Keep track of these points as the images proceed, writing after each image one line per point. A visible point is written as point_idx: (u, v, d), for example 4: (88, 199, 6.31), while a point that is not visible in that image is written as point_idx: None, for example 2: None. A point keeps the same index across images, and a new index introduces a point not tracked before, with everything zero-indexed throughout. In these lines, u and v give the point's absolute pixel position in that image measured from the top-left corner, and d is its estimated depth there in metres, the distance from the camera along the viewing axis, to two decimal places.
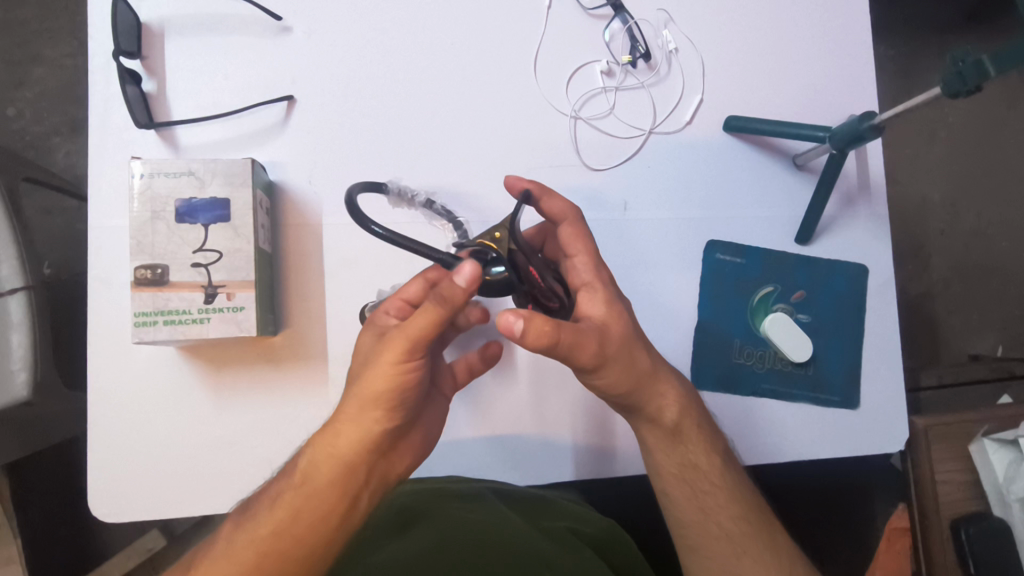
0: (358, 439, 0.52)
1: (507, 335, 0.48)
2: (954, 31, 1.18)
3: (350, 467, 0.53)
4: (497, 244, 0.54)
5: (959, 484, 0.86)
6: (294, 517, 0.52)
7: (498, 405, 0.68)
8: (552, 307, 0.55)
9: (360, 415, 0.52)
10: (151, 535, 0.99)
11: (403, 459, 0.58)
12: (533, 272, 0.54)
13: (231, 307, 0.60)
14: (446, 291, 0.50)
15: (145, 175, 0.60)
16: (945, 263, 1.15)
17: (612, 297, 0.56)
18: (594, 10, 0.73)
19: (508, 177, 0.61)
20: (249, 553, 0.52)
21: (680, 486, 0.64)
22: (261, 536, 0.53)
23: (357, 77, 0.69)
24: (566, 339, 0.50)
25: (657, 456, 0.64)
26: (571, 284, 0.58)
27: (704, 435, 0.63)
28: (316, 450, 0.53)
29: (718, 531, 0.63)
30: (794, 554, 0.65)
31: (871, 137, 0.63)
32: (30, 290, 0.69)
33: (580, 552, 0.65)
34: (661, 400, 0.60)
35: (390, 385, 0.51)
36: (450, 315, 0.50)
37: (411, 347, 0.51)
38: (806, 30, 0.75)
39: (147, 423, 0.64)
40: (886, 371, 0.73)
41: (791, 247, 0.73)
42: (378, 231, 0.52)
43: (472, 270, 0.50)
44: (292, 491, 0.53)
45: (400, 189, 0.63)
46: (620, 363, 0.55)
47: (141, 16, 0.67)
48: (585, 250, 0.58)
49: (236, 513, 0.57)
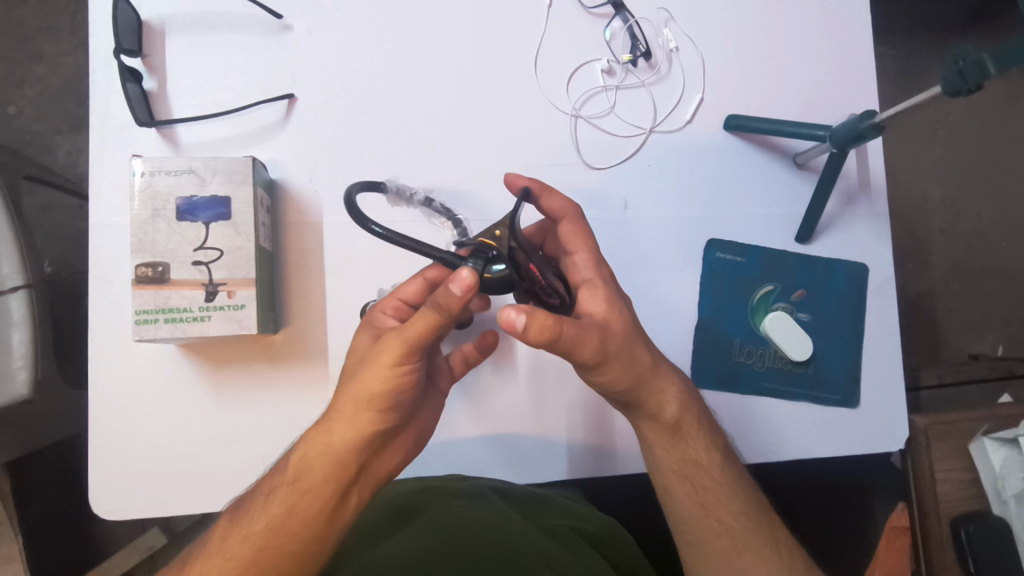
0: (353, 437, 0.52)
1: (509, 331, 0.48)
2: (954, 30, 1.18)
3: (343, 466, 0.53)
4: (496, 242, 0.54)
5: (959, 483, 0.86)
6: (288, 515, 0.53)
7: (497, 402, 0.68)
8: (553, 303, 0.56)
9: (354, 415, 0.52)
10: (151, 532, 1.00)
11: (395, 458, 0.59)
12: (533, 270, 0.54)
13: (232, 305, 0.60)
14: (441, 298, 0.49)
15: (145, 173, 0.60)
16: (944, 262, 1.15)
17: (613, 294, 0.57)
18: (594, 8, 0.73)
19: (507, 175, 0.61)
20: (244, 547, 0.53)
21: (680, 482, 0.64)
22: (255, 531, 0.53)
23: (357, 76, 0.69)
24: (568, 333, 0.50)
25: (657, 453, 0.63)
26: (572, 281, 0.58)
27: (703, 431, 0.64)
28: (310, 449, 0.53)
29: (718, 527, 0.63)
30: (794, 551, 0.65)
31: (872, 135, 0.63)
32: (31, 288, 0.69)
33: (578, 549, 0.65)
34: (661, 396, 0.60)
35: (386, 386, 0.52)
36: (446, 322, 0.51)
37: (406, 350, 0.51)
38: (806, 29, 0.75)
39: (148, 422, 0.65)
40: (887, 370, 0.73)
41: (791, 245, 0.73)
42: (378, 230, 0.54)
43: (470, 278, 0.49)
44: (286, 487, 0.54)
45: (398, 188, 0.63)
46: (622, 359, 0.55)
47: (142, 14, 0.67)
48: (586, 248, 0.59)
49: (232, 510, 0.57)
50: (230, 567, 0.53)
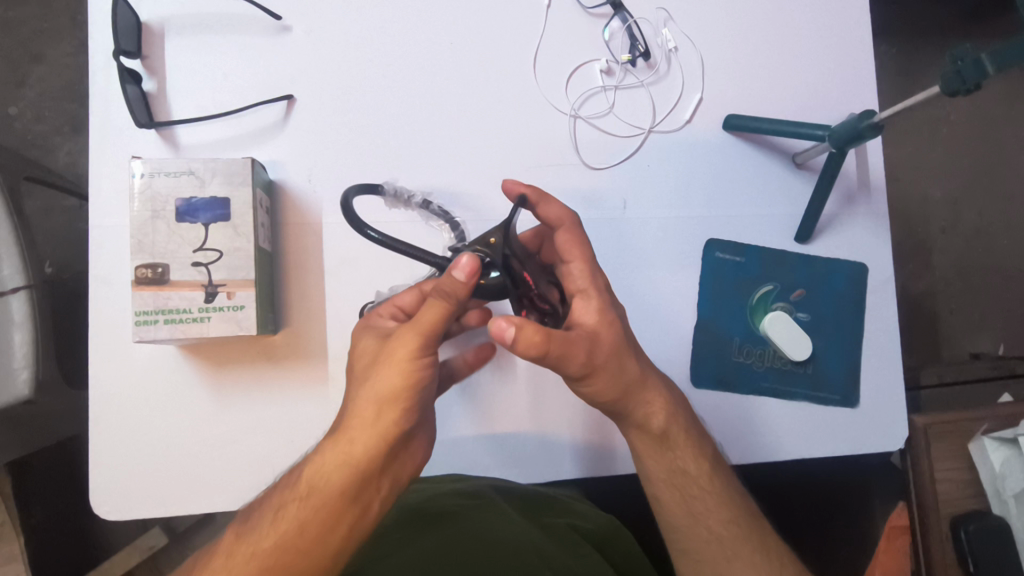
0: (372, 446, 0.52)
1: (499, 341, 0.49)
2: (954, 29, 1.18)
3: (361, 475, 0.53)
4: (490, 249, 0.54)
5: (959, 482, 0.86)
6: (304, 527, 0.52)
7: (496, 406, 0.68)
8: (546, 311, 0.57)
9: (375, 420, 0.53)
10: (153, 532, 1.00)
11: (413, 463, 0.58)
12: (527, 277, 0.56)
13: (232, 306, 0.61)
14: (446, 284, 0.51)
15: (145, 175, 0.60)
16: (945, 261, 1.15)
17: (606, 306, 0.56)
18: (594, 8, 0.73)
19: (503, 180, 0.60)
20: (252, 565, 0.52)
21: (670, 491, 0.64)
22: (264, 548, 0.53)
23: (357, 77, 0.69)
24: (556, 349, 0.50)
25: (647, 462, 0.63)
26: (567, 289, 0.58)
27: (693, 440, 0.63)
28: (327, 460, 0.53)
29: (708, 534, 0.64)
30: (787, 556, 0.65)
31: (871, 135, 0.63)
32: (31, 289, 0.69)
33: (578, 549, 0.67)
34: (649, 407, 0.60)
35: (408, 381, 0.53)
36: (456, 308, 0.52)
37: (424, 341, 0.53)
38: (805, 28, 0.75)
39: (149, 422, 0.65)
40: (886, 370, 0.73)
41: (790, 246, 0.73)
42: (374, 235, 0.55)
43: (471, 262, 0.50)
44: (297, 502, 0.53)
45: (396, 190, 0.64)
46: (608, 372, 0.55)
47: (142, 16, 0.67)
48: (582, 256, 0.57)
49: (237, 523, 0.57)
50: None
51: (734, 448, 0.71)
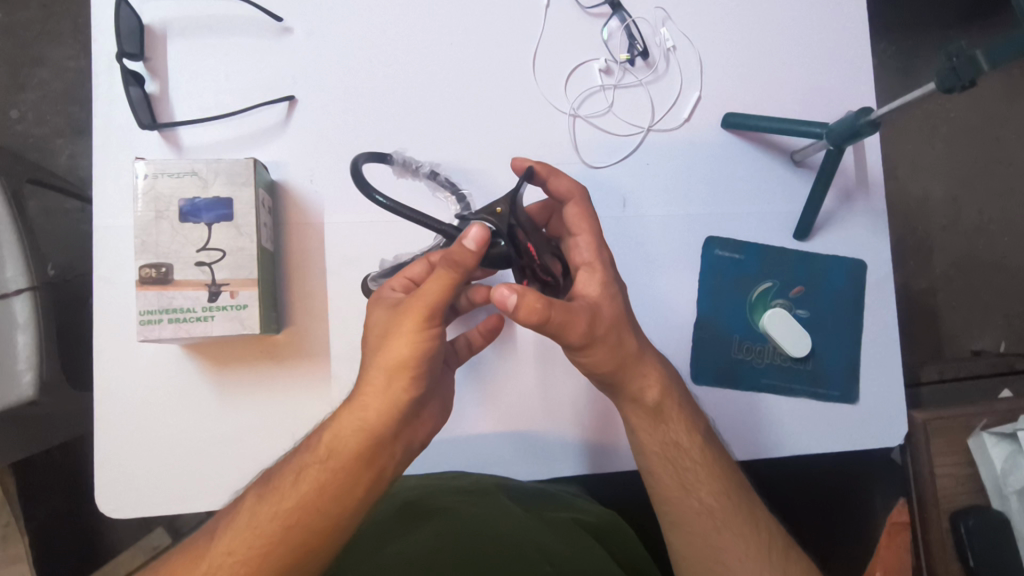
0: (387, 410, 0.54)
1: (501, 308, 0.50)
2: (953, 27, 1.19)
3: (377, 438, 0.55)
4: (497, 218, 0.55)
5: (958, 477, 0.86)
6: (324, 488, 0.54)
7: (495, 398, 0.69)
8: (548, 283, 0.57)
9: (387, 386, 0.54)
10: (157, 532, 1.00)
11: (426, 428, 0.60)
12: (531, 247, 0.55)
13: (234, 306, 0.61)
14: (456, 254, 0.51)
15: (148, 175, 0.60)
16: (945, 258, 1.15)
17: (609, 280, 0.58)
18: (592, 8, 0.73)
19: (514, 159, 0.63)
20: (274, 524, 0.54)
21: (663, 463, 0.64)
22: (285, 509, 0.54)
23: (357, 78, 0.69)
24: (557, 317, 0.51)
25: (640, 435, 0.64)
26: (572, 261, 0.59)
27: (686, 413, 0.64)
28: (344, 424, 0.55)
29: (699, 507, 0.63)
30: (774, 529, 0.65)
31: (868, 133, 0.63)
32: (35, 291, 0.70)
33: (580, 542, 0.66)
34: (643, 380, 0.61)
35: (414, 352, 0.53)
36: (463, 279, 0.52)
37: (430, 313, 0.53)
38: (803, 26, 0.75)
39: (153, 422, 0.65)
40: (886, 366, 0.74)
41: (789, 243, 0.74)
42: (382, 200, 0.56)
43: (481, 233, 0.51)
44: (318, 464, 0.55)
45: (405, 159, 0.65)
46: (607, 345, 0.57)
47: (144, 19, 0.68)
48: (589, 230, 0.59)
49: (257, 485, 0.57)
50: (257, 545, 0.54)
51: (735, 445, 0.71)
